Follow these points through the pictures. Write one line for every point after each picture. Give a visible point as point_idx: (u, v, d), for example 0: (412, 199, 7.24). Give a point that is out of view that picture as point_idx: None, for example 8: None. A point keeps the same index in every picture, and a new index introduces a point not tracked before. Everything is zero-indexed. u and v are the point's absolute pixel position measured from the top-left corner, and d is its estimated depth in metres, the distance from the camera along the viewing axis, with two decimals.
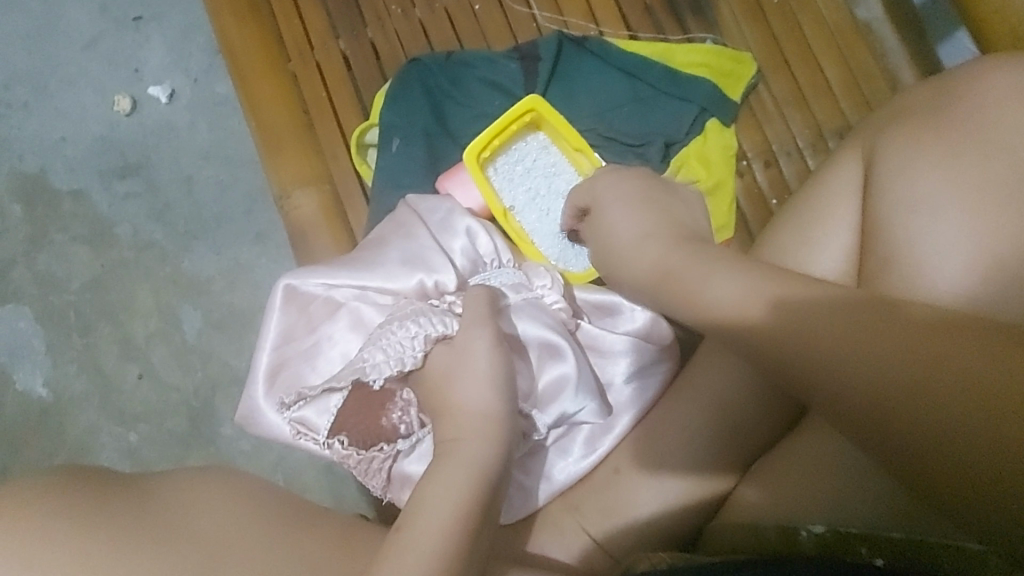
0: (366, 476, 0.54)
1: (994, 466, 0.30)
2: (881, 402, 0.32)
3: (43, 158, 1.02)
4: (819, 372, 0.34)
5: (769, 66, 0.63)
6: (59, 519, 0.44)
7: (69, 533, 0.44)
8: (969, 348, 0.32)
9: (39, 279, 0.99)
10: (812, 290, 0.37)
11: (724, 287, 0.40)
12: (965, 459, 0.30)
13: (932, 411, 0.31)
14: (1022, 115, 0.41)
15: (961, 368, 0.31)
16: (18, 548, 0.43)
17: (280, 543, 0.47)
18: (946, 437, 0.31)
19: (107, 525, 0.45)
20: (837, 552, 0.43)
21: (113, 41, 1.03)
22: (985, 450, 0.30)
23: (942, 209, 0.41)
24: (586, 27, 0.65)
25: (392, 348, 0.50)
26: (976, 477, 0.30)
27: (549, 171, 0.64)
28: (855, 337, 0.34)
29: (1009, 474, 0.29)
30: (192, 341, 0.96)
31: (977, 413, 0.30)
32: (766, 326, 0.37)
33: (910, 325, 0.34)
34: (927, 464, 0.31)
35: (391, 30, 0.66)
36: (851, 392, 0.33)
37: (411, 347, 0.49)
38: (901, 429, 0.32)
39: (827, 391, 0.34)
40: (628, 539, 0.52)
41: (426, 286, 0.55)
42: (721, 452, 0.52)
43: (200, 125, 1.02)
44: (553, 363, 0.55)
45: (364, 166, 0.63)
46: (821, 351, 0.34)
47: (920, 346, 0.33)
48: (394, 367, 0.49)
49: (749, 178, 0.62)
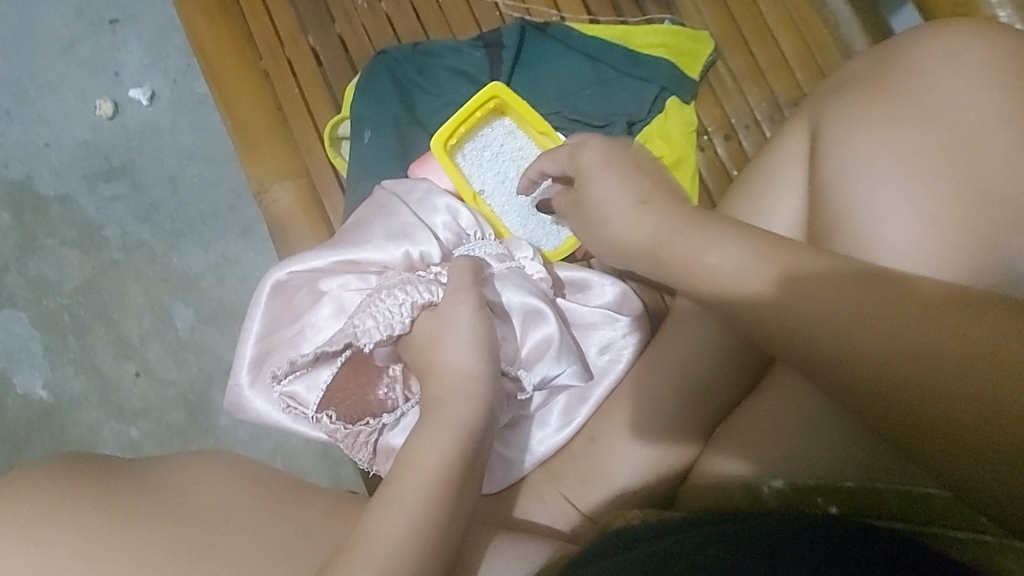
0: (353, 449, 0.56)
1: (976, 438, 0.32)
2: (882, 374, 0.34)
3: (29, 165, 1.03)
4: (819, 345, 0.35)
5: (726, 43, 0.65)
6: (61, 506, 0.47)
7: (70, 519, 0.46)
8: (967, 323, 0.33)
9: (33, 283, 1.01)
10: (801, 259, 0.38)
11: (716, 257, 0.39)
12: (949, 431, 0.32)
13: (925, 386, 0.33)
14: (954, 79, 0.43)
15: (957, 344, 0.33)
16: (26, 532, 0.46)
17: (273, 519, 0.49)
18: (934, 410, 0.33)
19: (111, 508, 0.48)
20: (797, 504, 0.46)
21: (91, 45, 1.04)
22: (970, 424, 0.32)
23: (880, 174, 0.43)
24: (548, 13, 0.67)
25: (382, 318, 0.53)
26: (955, 443, 0.32)
27: (516, 154, 0.65)
28: (862, 312, 0.35)
29: (988, 447, 0.31)
30: (185, 336, 0.99)
31: (968, 388, 0.32)
32: (751, 293, 0.38)
33: (916, 299, 0.35)
34: (913, 432, 0.33)
35: (358, 24, 0.67)
36: (852, 364, 0.35)
37: (399, 313, 0.52)
38: (888, 395, 0.34)
39: (826, 363, 0.35)
40: (605, 502, 0.55)
41: (412, 257, 0.58)
42: (691, 417, 0.54)
43: (182, 125, 1.03)
44: (537, 326, 0.58)
45: (339, 158, 0.65)
46: (824, 325, 0.35)
47: (920, 323, 0.34)
48: (384, 331, 0.52)
49: (710, 152, 0.64)
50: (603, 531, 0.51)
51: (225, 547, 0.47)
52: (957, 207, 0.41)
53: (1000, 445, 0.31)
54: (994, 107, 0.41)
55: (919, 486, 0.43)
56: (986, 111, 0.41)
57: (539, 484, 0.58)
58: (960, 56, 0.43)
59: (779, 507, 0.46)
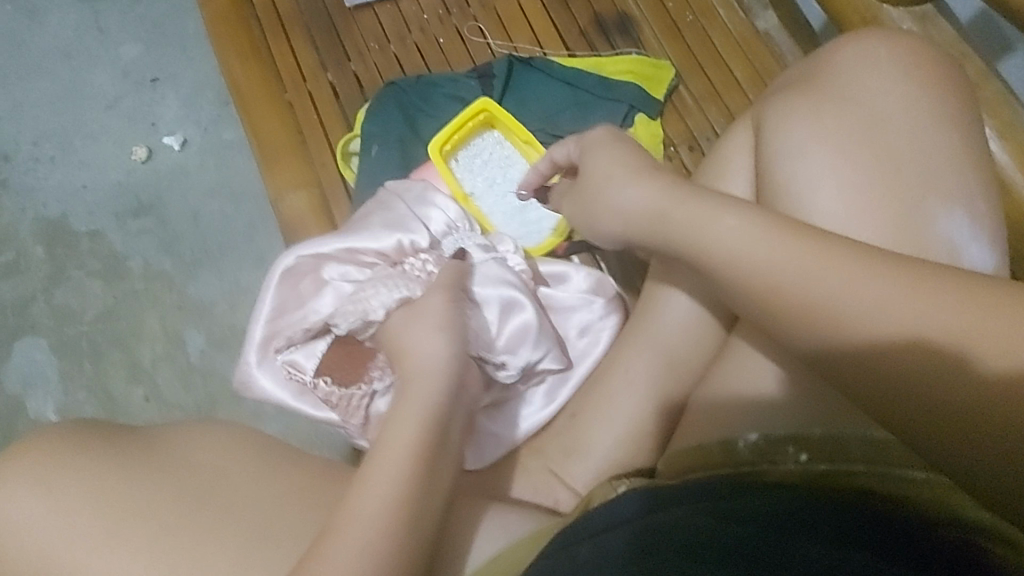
0: (347, 414, 0.62)
1: (964, 420, 0.37)
2: (875, 350, 0.39)
3: (65, 205, 1.12)
4: (820, 320, 0.41)
5: (686, 71, 0.74)
6: (86, 467, 0.52)
7: (92, 478, 0.51)
8: (955, 313, 0.38)
9: (56, 312, 1.07)
10: (771, 231, 0.44)
11: (724, 229, 0.46)
12: (936, 412, 0.37)
13: (913, 370, 0.38)
14: (868, 70, 0.50)
15: (947, 332, 0.38)
16: (61, 486, 0.51)
17: (279, 483, 0.53)
18: (922, 392, 0.38)
19: (130, 478, 0.52)
20: (770, 454, 0.48)
21: (132, 100, 1.16)
22: (956, 408, 0.37)
23: (815, 145, 0.48)
24: (533, 49, 0.77)
25: (356, 309, 0.59)
26: (938, 431, 0.38)
27: (504, 161, 0.74)
28: (858, 317, 0.40)
29: (967, 427, 0.37)
30: (195, 361, 1.04)
31: (955, 377, 0.37)
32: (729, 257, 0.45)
33: (914, 307, 0.39)
34: (898, 405, 0.39)
35: (370, 61, 0.78)
36: (849, 349, 0.40)
37: (378, 304, 0.59)
38: (875, 380, 0.39)
39: (826, 335, 0.41)
40: (587, 471, 0.58)
41: (404, 245, 0.65)
42: (664, 386, 0.58)
43: (209, 166, 1.14)
44: (516, 314, 0.64)
45: (349, 170, 0.74)
46: (816, 320, 0.41)
47: (916, 312, 0.39)
48: (358, 318, 0.59)
49: (678, 159, 0.72)
50: (584, 510, 0.52)
51: (234, 505, 0.52)
52: (879, 168, 0.47)
53: (982, 428, 0.36)
54: (901, 90, 0.49)
55: (879, 431, 0.45)
56: (896, 93, 0.49)
57: (525, 459, 0.62)
58: (871, 53, 0.51)
59: (754, 459, 0.48)
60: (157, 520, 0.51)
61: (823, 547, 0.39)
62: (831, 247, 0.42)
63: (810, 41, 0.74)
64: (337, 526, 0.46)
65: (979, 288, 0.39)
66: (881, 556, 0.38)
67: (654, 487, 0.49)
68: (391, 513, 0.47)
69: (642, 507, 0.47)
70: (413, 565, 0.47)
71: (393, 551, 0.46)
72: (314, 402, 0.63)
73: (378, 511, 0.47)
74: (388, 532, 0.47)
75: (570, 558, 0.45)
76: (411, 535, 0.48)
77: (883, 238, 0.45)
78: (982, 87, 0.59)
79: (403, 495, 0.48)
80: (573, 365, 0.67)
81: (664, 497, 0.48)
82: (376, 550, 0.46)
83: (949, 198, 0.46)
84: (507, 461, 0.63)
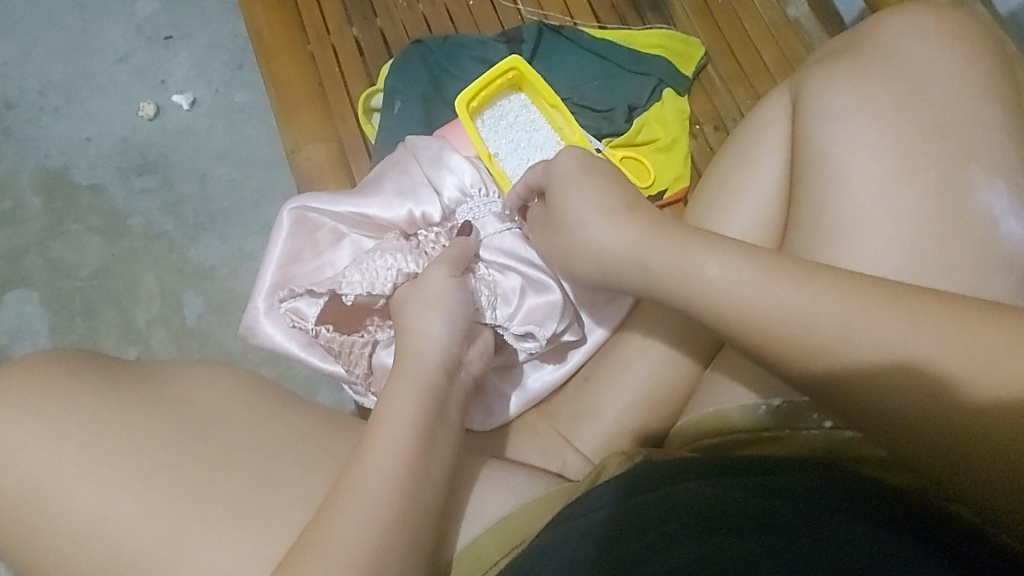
0: (351, 364, 0.62)
1: (963, 446, 0.38)
2: (885, 362, 0.39)
3: (68, 156, 1.08)
4: (829, 325, 0.41)
5: (715, 52, 0.79)
6: (90, 402, 0.50)
7: (98, 413, 0.50)
8: (964, 332, 0.38)
9: (51, 266, 1.03)
10: (770, 260, 0.44)
11: (716, 271, 0.45)
12: (936, 432, 0.38)
13: (921, 390, 0.38)
14: (912, 44, 0.51)
15: (958, 355, 0.38)
16: (63, 420, 0.49)
17: (290, 428, 0.53)
18: (925, 412, 0.38)
19: (134, 418, 0.50)
20: (791, 420, 0.50)
21: (144, 56, 1.13)
22: (957, 429, 0.38)
23: (855, 118, 0.49)
24: (563, 18, 0.82)
25: (364, 279, 0.59)
26: (938, 458, 0.39)
27: (530, 126, 0.75)
28: (869, 356, 0.40)
29: (965, 451, 0.38)
30: (191, 324, 1.00)
31: (961, 404, 0.38)
32: (733, 247, 0.46)
33: (929, 336, 0.39)
34: (902, 421, 0.39)
35: (397, 18, 0.81)
36: (860, 359, 0.40)
37: (385, 278, 0.59)
38: (886, 416, 0.39)
39: (839, 337, 0.41)
40: (596, 433, 0.59)
41: (415, 216, 0.66)
42: (683, 356, 0.59)
43: (218, 130, 1.09)
44: (541, 293, 0.64)
45: (369, 126, 0.76)
46: (826, 330, 0.41)
47: (929, 328, 0.39)
48: (365, 288, 0.59)
49: (702, 138, 0.77)
50: (597, 479, 0.51)
51: (241, 452, 0.50)
52: (910, 147, 0.48)
53: (979, 452, 0.37)
54: (945, 64, 0.50)
55: None
56: (936, 66, 0.50)
57: (535, 423, 0.64)
58: (919, 28, 0.52)
59: (775, 425, 0.50)
60: (160, 459, 0.49)
61: (852, 523, 0.39)
62: (837, 278, 0.42)
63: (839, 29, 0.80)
64: (356, 465, 0.47)
65: (981, 302, 0.40)
66: (899, 528, 0.39)
67: (664, 461, 0.49)
68: (413, 453, 0.48)
69: (662, 480, 0.46)
70: (429, 511, 0.47)
71: (408, 493, 0.46)
72: (322, 354, 0.64)
73: (400, 451, 0.48)
74: (408, 473, 0.47)
75: (572, 523, 0.45)
76: (427, 478, 0.48)
77: (907, 220, 0.47)
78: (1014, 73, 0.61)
79: (423, 433, 0.49)
80: (585, 335, 0.67)
81: (676, 468, 0.47)
82: (396, 488, 0.46)
83: (989, 169, 0.47)
84: (517, 422, 0.64)
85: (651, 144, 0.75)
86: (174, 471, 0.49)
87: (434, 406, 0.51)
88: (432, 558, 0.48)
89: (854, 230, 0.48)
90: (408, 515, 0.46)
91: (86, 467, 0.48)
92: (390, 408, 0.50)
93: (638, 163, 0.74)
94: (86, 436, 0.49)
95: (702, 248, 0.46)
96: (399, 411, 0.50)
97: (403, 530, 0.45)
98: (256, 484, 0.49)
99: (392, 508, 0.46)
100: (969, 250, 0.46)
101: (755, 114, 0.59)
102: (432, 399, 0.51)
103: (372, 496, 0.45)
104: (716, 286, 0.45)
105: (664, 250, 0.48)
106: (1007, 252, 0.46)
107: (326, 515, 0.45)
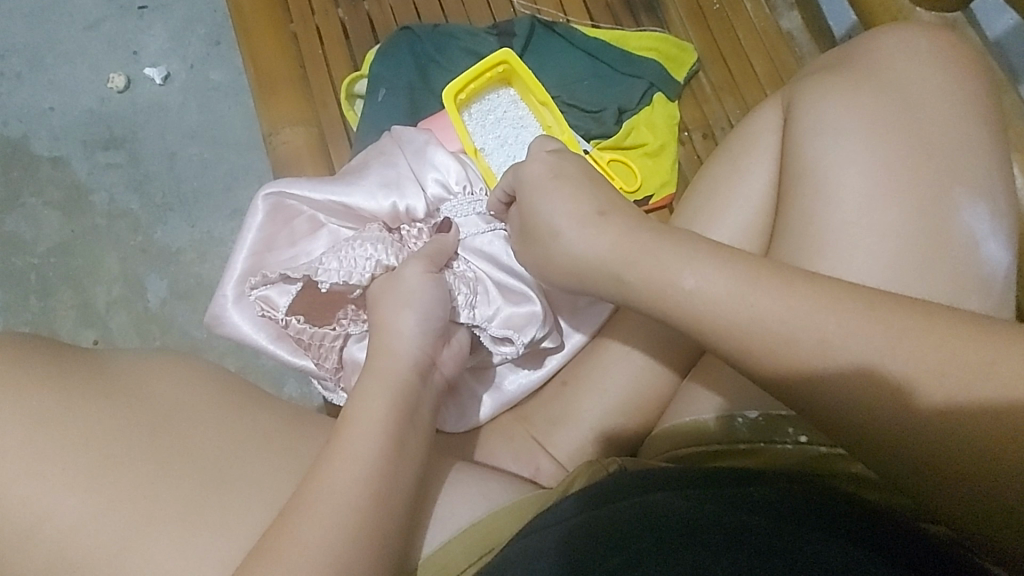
0: (320, 357, 0.60)
1: (935, 463, 0.38)
2: (863, 380, 0.39)
3: (28, 126, 1.02)
4: (817, 342, 0.40)
5: (708, 58, 0.79)
6: (36, 393, 0.47)
7: (44, 405, 0.47)
8: (948, 352, 0.38)
9: (6, 240, 0.98)
10: (759, 272, 0.43)
11: (705, 284, 0.44)
12: (910, 449, 0.38)
13: (895, 408, 0.38)
14: (904, 62, 0.51)
15: (937, 374, 0.38)
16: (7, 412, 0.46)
17: (254, 427, 0.50)
18: (898, 429, 0.38)
19: (84, 410, 0.47)
20: (768, 432, 0.49)
21: (115, 25, 1.07)
22: (931, 447, 0.38)
23: (844, 134, 0.49)
24: (556, 14, 0.81)
25: (342, 266, 0.57)
26: (910, 474, 0.39)
27: (517, 122, 0.74)
28: (850, 374, 0.39)
29: (937, 468, 0.38)
30: (154, 309, 0.95)
31: (936, 423, 0.37)
32: (719, 256, 0.45)
33: (915, 358, 0.38)
34: (877, 437, 0.39)
35: (387, 4, 0.80)
36: (841, 378, 0.40)
37: (363, 268, 0.57)
38: (861, 435, 0.40)
39: (826, 356, 0.40)
40: (571, 440, 0.59)
41: (398, 210, 0.64)
42: (663, 365, 0.58)
43: (191, 107, 1.04)
44: (522, 305, 0.62)
45: (351, 111, 0.74)
46: (814, 349, 0.40)
47: (913, 348, 0.38)
48: (342, 278, 0.56)
49: (690, 145, 0.77)
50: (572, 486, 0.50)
51: (199, 451, 0.48)
52: (895, 165, 0.48)
53: (950, 470, 0.37)
54: (933, 84, 0.50)
55: None
56: (926, 86, 0.50)
57: (510, 426, 0.62)
58: (911, 46, 0.52)
59: (751, 436, 0.50)
60: (106, 454, 0.46)
61: (827, 540, 0.38)
62: (827, 292, 0.41)
63: (830, 46, 0.79)
64: (322, 468, 0.45)
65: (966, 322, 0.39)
66: (875, 546, 0.38)
67: (642, 472, 0.48)
68: (383, 455, 0.46)
69: (632, 490, 0.45)
70: (396, 516, 0.46)
71: (376, 496, 0.45)
72: (292, 346, 0.62)
73: (369, 452, 0.46)
74: (376, 478, 0.45)
75: (542, 531, 0.44)
76: (396, 480, 0.46)
77: (890, 238, 0.47)
78: (1002, 96, 0.62)
79: (395, 432, 0.48)
80: (563, 341, 0.66)
81: (655, 476, 0.47)
82: (363, 491, 0.44)
83: (971, 190, 0.48)
84: (492, 425, 0.63)
85: (639, 149, 0.75)
86: (126, 469, 0.46)
87: (406, 407, 0.49)
88: (399, 565, 0.46)
89: (839, 246, 0.47)
90: (376, 519, 0.44)
91: (29, 463, 0.45)
92: (362, 408, 0.48)
93: (625, 167, 0.74)
94: (30, 430, 0.46)
95: (690, 257, 0.45)
96: (370, 409, 0.48)
97: (369, 538, 0.44)
98: (214, 481, 0.47)
99: (356, 511, 0.44)
100: (950, 271, 0.46)
101: (746, 121, 0.58)
102: (404, 398, 0.50)
103: (337, 503, 0.43)
104: (705, 293, 0.44)
105: (651, 256, 0.47)
106: (984, 275, 0.47)
107: (287, 521, 0.43)
